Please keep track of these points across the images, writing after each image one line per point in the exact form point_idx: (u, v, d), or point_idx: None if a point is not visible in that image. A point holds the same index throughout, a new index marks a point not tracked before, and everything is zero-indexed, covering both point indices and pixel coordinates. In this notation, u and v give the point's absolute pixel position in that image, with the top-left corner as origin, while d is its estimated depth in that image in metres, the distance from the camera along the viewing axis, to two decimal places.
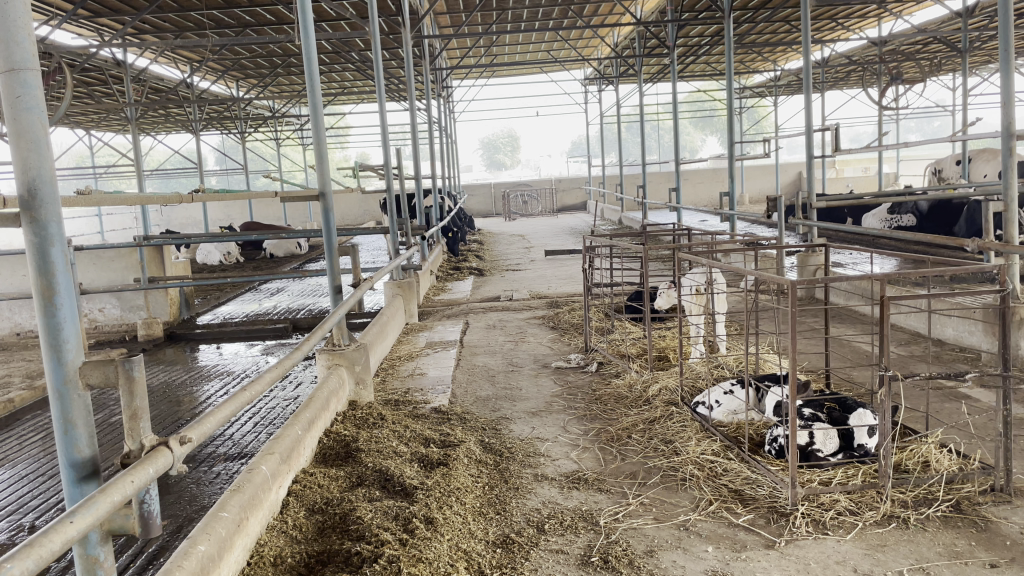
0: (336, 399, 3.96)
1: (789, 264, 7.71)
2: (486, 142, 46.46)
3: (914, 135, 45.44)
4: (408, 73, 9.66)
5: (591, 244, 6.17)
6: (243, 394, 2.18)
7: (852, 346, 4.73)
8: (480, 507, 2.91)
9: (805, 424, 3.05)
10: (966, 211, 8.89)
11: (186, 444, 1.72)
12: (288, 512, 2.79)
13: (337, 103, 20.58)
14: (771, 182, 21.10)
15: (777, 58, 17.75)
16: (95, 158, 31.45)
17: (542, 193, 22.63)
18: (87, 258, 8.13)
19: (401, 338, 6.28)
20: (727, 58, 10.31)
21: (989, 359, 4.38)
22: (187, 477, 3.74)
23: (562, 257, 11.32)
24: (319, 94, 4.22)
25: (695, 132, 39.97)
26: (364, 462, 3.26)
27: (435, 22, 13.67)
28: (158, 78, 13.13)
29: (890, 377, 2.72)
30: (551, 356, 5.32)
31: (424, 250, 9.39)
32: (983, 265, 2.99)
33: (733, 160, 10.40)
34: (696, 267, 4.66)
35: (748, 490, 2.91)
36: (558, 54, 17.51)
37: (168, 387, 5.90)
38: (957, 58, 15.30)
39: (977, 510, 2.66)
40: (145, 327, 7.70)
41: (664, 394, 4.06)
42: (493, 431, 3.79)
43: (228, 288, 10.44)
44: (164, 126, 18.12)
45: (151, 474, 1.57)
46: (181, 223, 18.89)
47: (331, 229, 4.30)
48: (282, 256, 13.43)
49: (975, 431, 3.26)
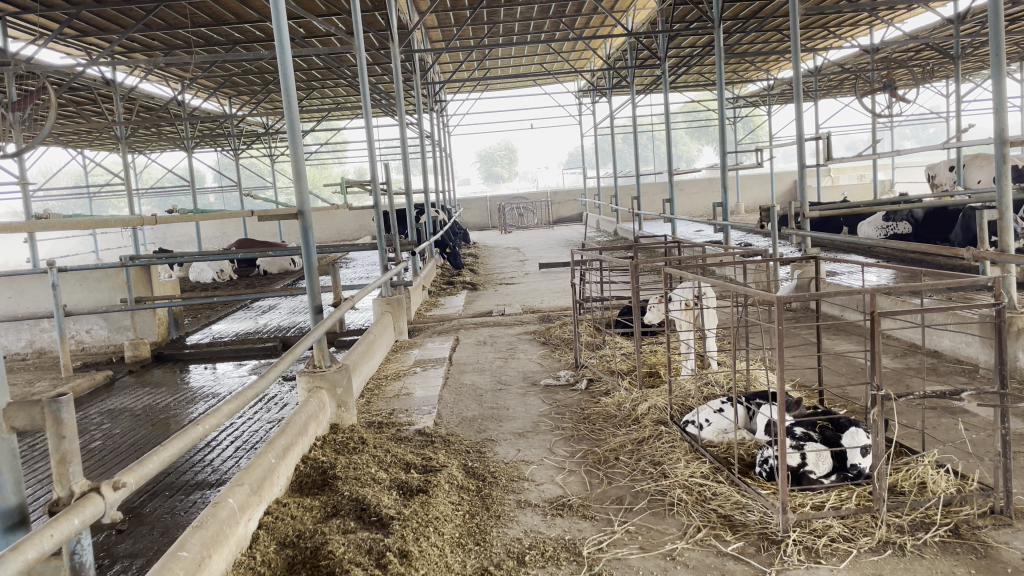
0: (316, 423, 3.85)
1: (783, 274, 7.60)
2: (484, 155, 46.59)
3: (909, 142, 45.79)
4: (398, 87, 9.52)
5: (580, 256, 6.04)
6: (197, 428, 2.07)
7: (848, 361, 4.63)
8: (459, 537, 2.79)
9: (795, 445, 2.93)
10: (961, 218, 8.84)
11: (121, 490, 1.60)
12: (258, 547, 2.67)
13: (331, 118, 20.56)
14: (766, 192, 21.10)
15: (770, 67, 17.79)
16: (90, 178, 31.35)
17: (538, 206, 22.57)
18: (72, 279, 8.00)
19: (389, 356, 6.16)
20: (719, 66, 9.97)
21: (987, 373, 4.28)
22: (161, 506, 3.62)
23: (557, 270, 11.20)
24: (295, 109, 4.10)
25: (690, 142, 40.24)
26: (340, 490, 3.15)
27: (426, 37, 13.63)
28: (148, 96, 13.07)
29: (883, 397, 2.61)
30: (540, 373, 5.20)
31: (415, 265, 9.26)
32: (978, 276, 2.86)
33: (726, 172, 10.25)
34: (685, 281, 4.55)
35: (738, 515, 2.80)
36: (552, 66, 17.53)
37: (152, 410, 5.79)
38: (949, 64, 15.31)
39: (977, 535, 2.54)
40: (132, 348, 7.58)
41: (653, 412, 3.95)
42: (477, 454, 3.68)
43: (218, 306, 10.34)
44: (156, 144, 18.04)
45: (77, 525, 1.45)
46: (175, 241, 18.80)
47: (310, 247, 4.17)
48: (275, 273, 13.35)
49: (974, 448, 3.13)
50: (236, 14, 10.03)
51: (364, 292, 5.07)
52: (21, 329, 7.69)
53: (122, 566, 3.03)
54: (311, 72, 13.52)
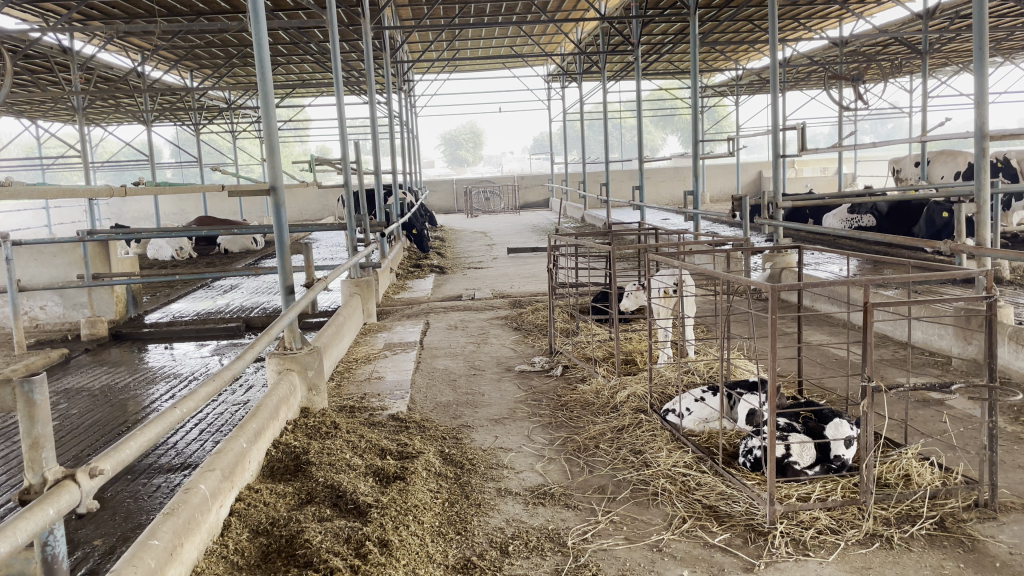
0: (287, 407, 3.72)
1: (754, 264, 7.64)
2: (449, 138, 46.30)
3: (869, 136, 46.64)
4: (367, 65, 9.27)
5: (555, 241, 5.96)
6: (175, 412, 1.96)
7: (824, 351, 4.63)
8: (439, 526, 2.71)
9: (780, 435, 2.90)
10: (926, 212, 8.95)
11: (97, 477, 1.49)
12: (230, 535, 2.56)
13: (296, 94, 20.24)
14: (731, 181, 21.25)
15: (738, 57, 17.89)
16: (44, 149, 30.45)
17: (504, 190, 22.43)
18: (27, 253, 7.72)
19: (358, 339, 6.02)
20: (694, 54, 9.90)
21: (960, 364, 4.32)
22: (122, 491, 3.47)
23: (526, 255, 11.14)
24: (269, 84, 3.94)
25: (655, 131, 40.49)
26: (315, 476, 3.04)
27: (396, 15, 13.41)
28: (107, 67, 12.65)
29: (874, 388, 2.58)
30: (515, 359, 5.13)
31: (383, 247, 9.10)
32: (969, 269, 2.83)
33: (698, 160, 10.19)
34: (664, 269, 4.51)
35: (723, 506, 2.76)
36: (522, 49, 17.42)
37: (110, 391, 5.60)
38: (916, 59, 15.48)
39: (963, 528, 2.53)
40: (88, 326, 7.33)
41: (632, 400, 3.90)
42: (454, 441, 3.60)
43: (178, 285, 10.07)
44: (114, 117, 17.52)
45: (52, 515, 1.34)
46: (132, 217, 18.35)
47: (283, 225, 4.03)
48: (237, 252, 13.09)
49: (956, 442, 3.14)
50: None
51: (335, 272, 4.93)
52: None
53: (83, 553, 2.90)
54: (277, 46, 13.22)
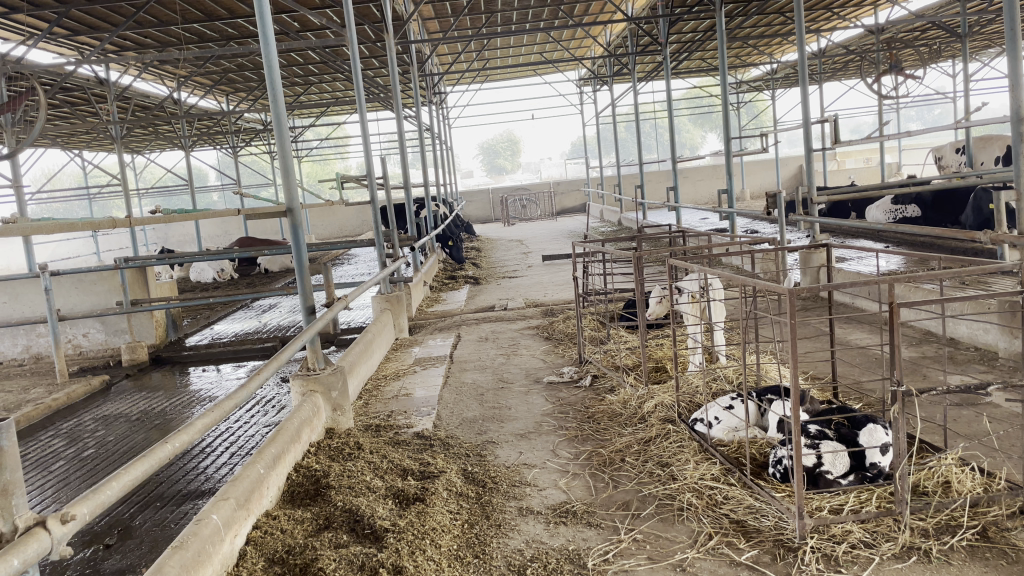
0: (310, 429, 3.70)
1: (792, 262, 7.44)
2: (486, 147, 46.54)
3: (915, 125, 45.58)
4: (392, 78, 9.03)
5: (584, 248, 5.85)
6: (164, 449, 1.94)
7: (862, 353, 4.46)
8: (458, 550, 2.64)
9: (810, 443, 2.78)
10: (972, 200, 8.65)
11: (69, 523, 1.48)
12: (244, 565, 2.53)
13: (331, 112, 20.48)
14: (770, 177, 20.91)
15: (772, 51, 17.60)
16: (93, 179, 31.30)
17: (541, 197, 22.36)
18: (68, 282, 7.86)
19: (389, 355, 6.00)
20: (721, 49, 9.25)
21: (1005, 360, 4.14)
22: (150, 519, 3.48)
23: (561, 262, 11.06)
24: (281, 105, 3.92)
25: (693, 129, 40.16)
26: (333, 501, 3.01)
27: (422, 27, 13.46)
28: (144, 95, 12.92)
29: (904, 393, 2.43)
30: (543, 370, 5.06)
31: (416, 261, 9.08)
32: (1002, 262, 2.64)
33: (732, 157, 9.77)
34: (692, 273, 4.37)
35: (751, 521, 2.65)
36: (551, 55, 17.36)
37: (146, 415, 5.66)
38: (956, 43, 15.08)
39: (1006, 537, 2.39)
40: (129, 352, 7.45)
41: (660, 411, 3.80)
42: (477, 458, 3.53)
43: (218, 306, 10.23)
44: (155, 143, 17.92)
45: (16, 565, 1.30)
46: (177, 240, 18.71)
47: (300, 246, 4.00)
48: (277, 271, 13.27)
49: (1000, 445, 2.98)
50: (228, 9, 9.85)
51: (360, 289, 4.90)
52: (17, 334, 7.60)
53: None
54: (308, 65, 13.35)
